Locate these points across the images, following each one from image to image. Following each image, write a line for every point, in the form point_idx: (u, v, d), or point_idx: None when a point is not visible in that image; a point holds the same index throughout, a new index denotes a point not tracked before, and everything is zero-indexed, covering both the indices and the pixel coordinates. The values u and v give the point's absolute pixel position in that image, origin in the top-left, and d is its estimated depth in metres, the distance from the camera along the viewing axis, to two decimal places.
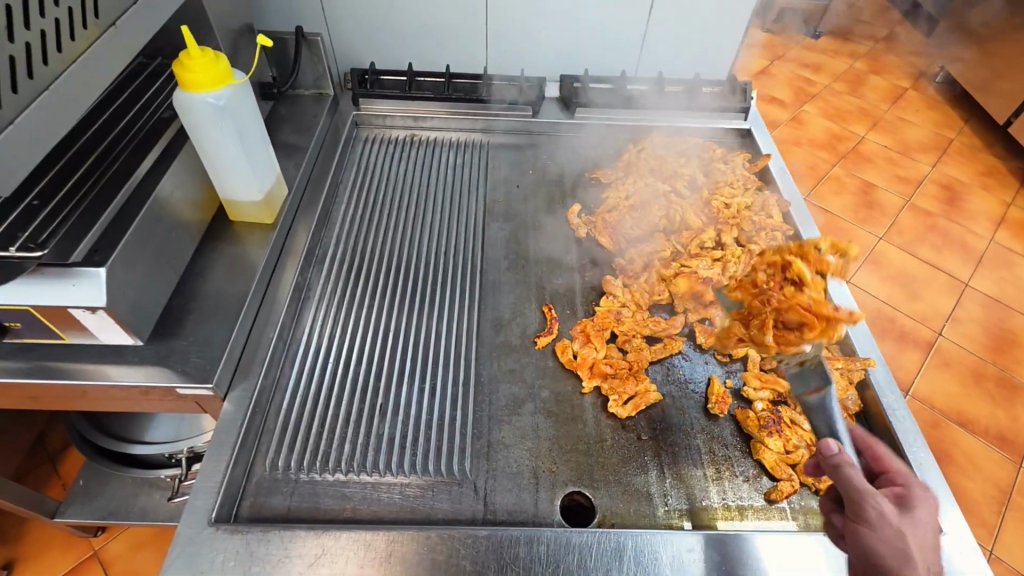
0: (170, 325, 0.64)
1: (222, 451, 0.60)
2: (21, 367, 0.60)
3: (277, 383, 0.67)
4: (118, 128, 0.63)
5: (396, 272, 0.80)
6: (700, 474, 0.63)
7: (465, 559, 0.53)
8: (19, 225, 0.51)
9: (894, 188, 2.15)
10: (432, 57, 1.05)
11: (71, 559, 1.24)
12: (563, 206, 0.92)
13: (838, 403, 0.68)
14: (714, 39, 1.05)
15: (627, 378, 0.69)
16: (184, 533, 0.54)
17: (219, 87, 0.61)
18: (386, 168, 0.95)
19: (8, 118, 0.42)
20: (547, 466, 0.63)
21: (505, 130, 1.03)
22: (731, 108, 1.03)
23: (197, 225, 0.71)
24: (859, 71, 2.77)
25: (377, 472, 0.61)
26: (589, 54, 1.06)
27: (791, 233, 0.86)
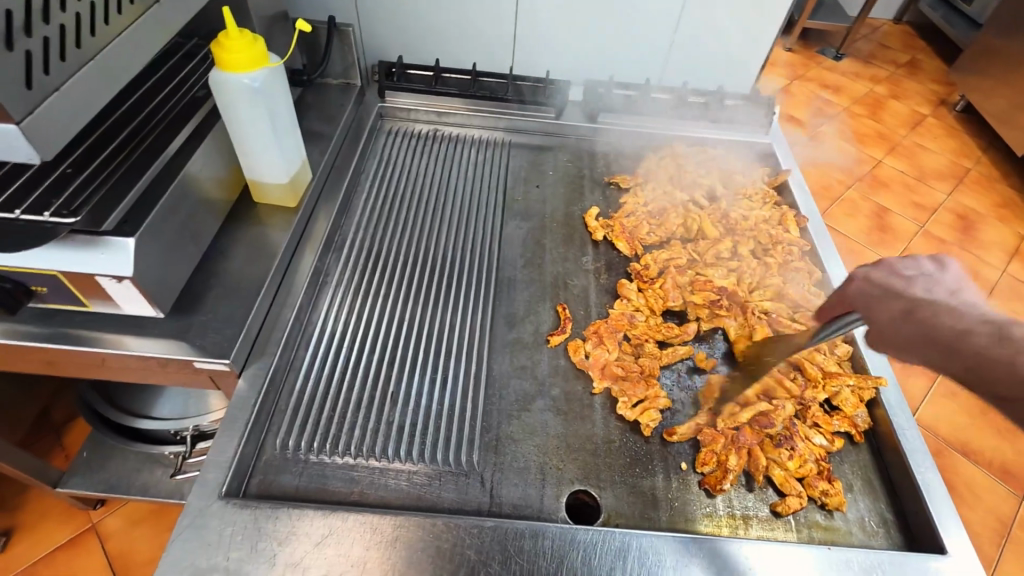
0: (191, 301, 0.65)
1: (235, 427, 0.60)
2: (42, 332, 0.61)
3: (291, 365, 0.68)
4: (153, 103, 0.64)
5: (413, 264, 0.81)
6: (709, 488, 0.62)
7: (469, 548, 0.54)
8: (53, 191, 0.52)
9: (909, 213, 2.14)
10: (459, 55, 1.06)
11: (69, 530, 1.25)
12: (581, 208, 0.92)
13: (848, 419, 0.68)
14: (740, 53, 1.05)
15: (639, 382, 0.69)
16: (194, 505, 0.54)
17: (255, 69, 0.62)
18: (407, 161, 0.96)
19: (54, 85, 0.43)
20: (554, 463, 0.63)
21: (528, 130, 1.03)
22: (754, 122, 1.03)
23: (223, 205, 0.72)
24: (880, 95, 2.76)
25: (385, 458, 0.62)
26: (614, 61, 1.07)
27: (808, 249, 0.86)
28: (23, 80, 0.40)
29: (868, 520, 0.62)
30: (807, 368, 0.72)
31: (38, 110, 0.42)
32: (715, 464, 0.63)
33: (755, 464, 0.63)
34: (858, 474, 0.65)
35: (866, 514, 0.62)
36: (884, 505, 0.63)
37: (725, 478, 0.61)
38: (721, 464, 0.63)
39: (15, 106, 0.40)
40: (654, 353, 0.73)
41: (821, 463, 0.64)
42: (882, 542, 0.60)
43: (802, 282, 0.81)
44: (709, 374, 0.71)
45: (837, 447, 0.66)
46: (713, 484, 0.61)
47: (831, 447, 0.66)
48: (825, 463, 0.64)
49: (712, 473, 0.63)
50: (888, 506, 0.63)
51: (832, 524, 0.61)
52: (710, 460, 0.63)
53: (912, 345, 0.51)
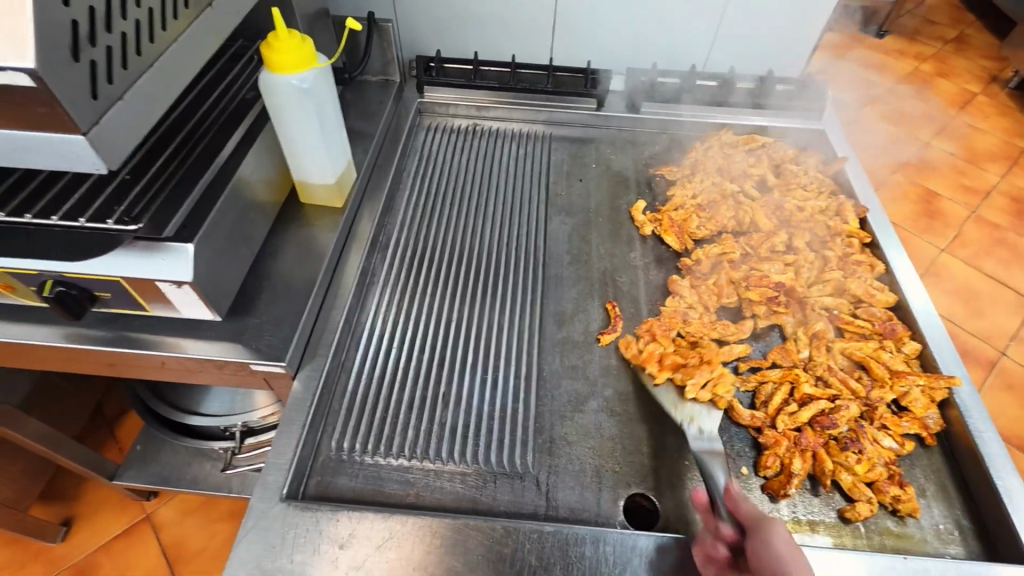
0: (245, 303, 0.66)
1: (292, 428, 0.61)
2: (105, 336, 0.62)
3: (343, 366, 0.68)
4: (204, 107, 0.65)
5: (459, 262, 0.80)
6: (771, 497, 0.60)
7: (529, 554, 0.53)
8: (115, 198, 0.53)
9: (960, 197, 2.04)
10: (497, 47, 1.04)
11: (124, 521, 1.30)
12: (626, 202, 0.90)
13: (918, 421, 0.65)
14: (789, 35, 1.01)
15: (702, 365, 0.67)
16: (257, 507, 0.55)
17: (304, 70, 0.61)
18: (448, 157, 0.95)
19: (117, 94, 0.43)
20: (610, 466, 0.62)
21: (568, 123, 1.01)
22: (805, 107, 0.99)
23: (272, 206, 0.72)
24: (927, 74, 2.64)
25: (439, 460, 0.61)
26: (656, 48, 1.03)
27: (867, 240, 0.82)
28: (90, 90, 0.40)
29: (943, 527, 0.59)
30: (871, 367, 0.69)
31: (104, 120, 0.42)
32: (778, 468, 0.60)
33: (820, 468, 0.61)
34: (930, 478, 0.62)
35: (941, 521, 0.59)
36: (959, 511, 0.60)
37: (789, 482, 0.59)
38: (785, 467, 0.60)
39: (83, 117, 0.40)
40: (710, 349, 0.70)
41: (891, 466, 0.61)
42: (958, 550, 0.57)
43: (863, 275, 0.77)
44: (767, 373, 0.69)
45: (907, 450, 0.63)
46: (776, 488, 0.59)
47: (902, 450, 0.63)
48: (895, 467, 0.61)
49: (775, 477, 0.60)
50: (965, 512, 0.60)
51: (904, 531, 0.58)
52: (773, 462, 0.61)
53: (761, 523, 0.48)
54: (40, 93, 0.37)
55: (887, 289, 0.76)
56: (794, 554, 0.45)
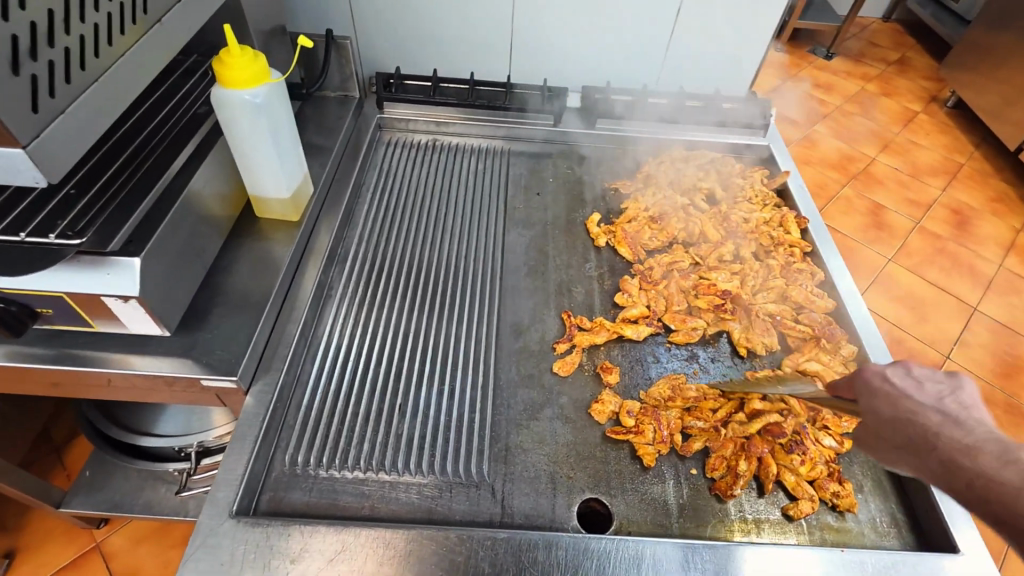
0: (196, 318, 0.65)
1: (244, 444, 0.60)
2: (49, 354, 0.60)
3: (298, 380, 0.68)
4: (156, 121, 0.65)
5: (417, 276, 0.81)
6: (717, 501, 0.62)
7: (483, 561, 0.54)
8: (60, 213, 0.53)
9: (905, 210, 2.15)
10: (457, 64, 1.06)
11: (72, 550, 1.24)
12: (582, 215, 0.93)
13: (856, 420, 0.68)
14: (733, 56, 1.06)
15: (656, 407, 0.68)
16: (206, 524, 0.54)
17: (257, 85, 0.62)
18: (408, 171, 0.96)
19: (60, 107, 0.43)
20: (564, 472, 0.63)
21: (526, 138, 1.04)
22: (751, 123, 1.04)
23: (225, 221, 0.72)
24: (872, 93, 2.79)
25: (395, 472, 0.61)
26: (611, 66, 1.07)
27: (809, 250, 0.87)
28: (29, 104, 0.40)
29: (879, 520, 0.62)
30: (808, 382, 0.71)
31: (45, 133, 0.42)
32: (726, 470, 0.63)
33: (765, 471, 0.63)
34: (867, 475, 0.65)
35: (878, 515, 0.62)
36: (894, 504, 0.63)
37: (736, 483, 0.61)
38: (731, 470, 0.63)
39: (22, 129, 0.40)
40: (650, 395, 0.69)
41: (831, 464, 0.64)
42: (894, 542, 0.60)
43: (805, 283, 0.81)
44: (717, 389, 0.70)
45: (846, 448, 0.66)
46: (723, 489, 0.61)
47: (841, 448, 0.66)
48: (835, 465, 0.64)
49: (722, 478, 0.62)
50: (899, 505, 0.63)
51: (844, 525, 0.61)
52: (720, 470, 0.63)
53: (906, 445, 0.49)
54: None
55: (827, 296, 0.80)
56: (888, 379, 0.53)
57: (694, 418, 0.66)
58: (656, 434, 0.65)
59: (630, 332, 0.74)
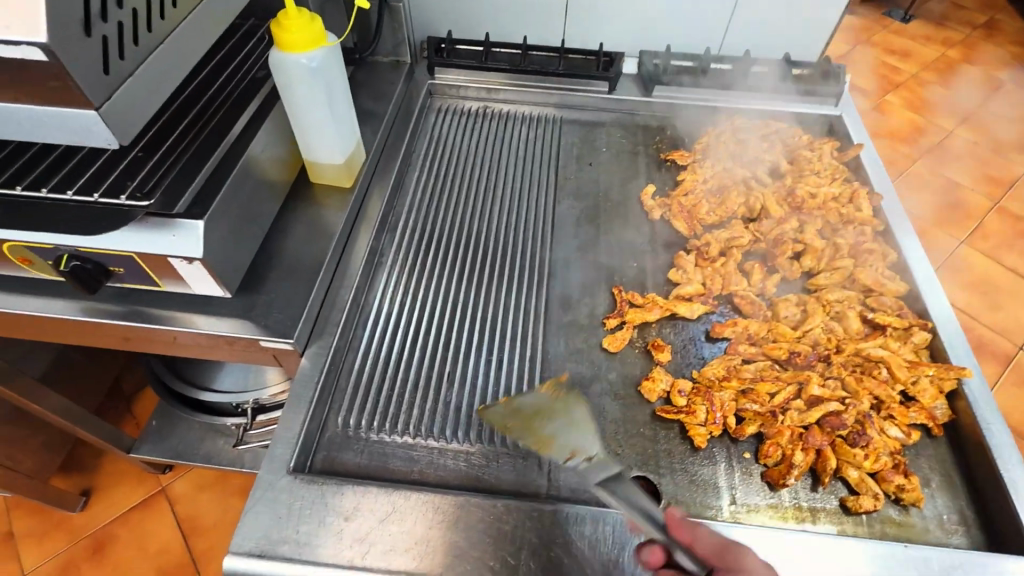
0: (255, 281, 0.67)
1: (300, 404, 0.62)
2: (120, 311, 0.63)
3: (350, 344, 0.69)
4: (216, 85, 0.65)
5: (467, 243, 0.80)
6: (768, 487, 0.60)
7: (530, 532, 0.54)
8: (129, 174, 0.54)
9: (984, 189, 1.99)
10: (510, 28, 1.03)
11: (141, 493, 1.34)
12: (636, 186, 0.89)
13: (926, 411, 0.64)
14: (808, 19, 0.98)
15: (708, 388, 0.66)
16: (266, 479, 0.56)
17: (313, 48, 0.61)
18: (458, 139, 0.95)
19: (128, 70, 0.44)
20: (612, 448, 0.62)
21: (580, 106, 1.00)
22: (823, 92, 0.96)
23: (282, 185, 0.73)
24: (953, 60, 2.56)
25: (443, 439, 0.62)
26: (671, 30, 1.01)
27: (881, 229, 0.81)
28: (101, 66, 0.41)
29: (946, 518, 0.58)
30: (873, 371, 0.67)
31: (115, 95, 0.43)
32: (781, 458, 0.60)
33: (822, 464, 0.60)
34: (935, 469, 0.62)
35: (945, 512, 0.59)
36: (963, 502, 0.60)
37: (790, 473, 0.59)
38: (786, 458, 0.60)
39: (94, 91, 0.41)
40: (702, 374, 0.67)
41: (896, 456, 0.61)
42: (961, 540, 0.57)
43: (875, 265, 0.76)
44: (775, 373, 0.67)
45: (913, 440, 0.62)
46: (776, 477, 0.59)
47: (907, 440, 0.62)
48: (901, 456, 0.61)
49: (775, 466, 0.60)
50: (969, 502, 0.59)
51: (907, 520, 0.58)
52: (773, 457, 0.60)
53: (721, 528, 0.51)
54: (53, 67, 0.38)
55: (898, 278, 0.75)
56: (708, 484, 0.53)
57: (746, 403, 0.64)
58: (708, 415, 0.63)
59: (687, 311, 0.72)
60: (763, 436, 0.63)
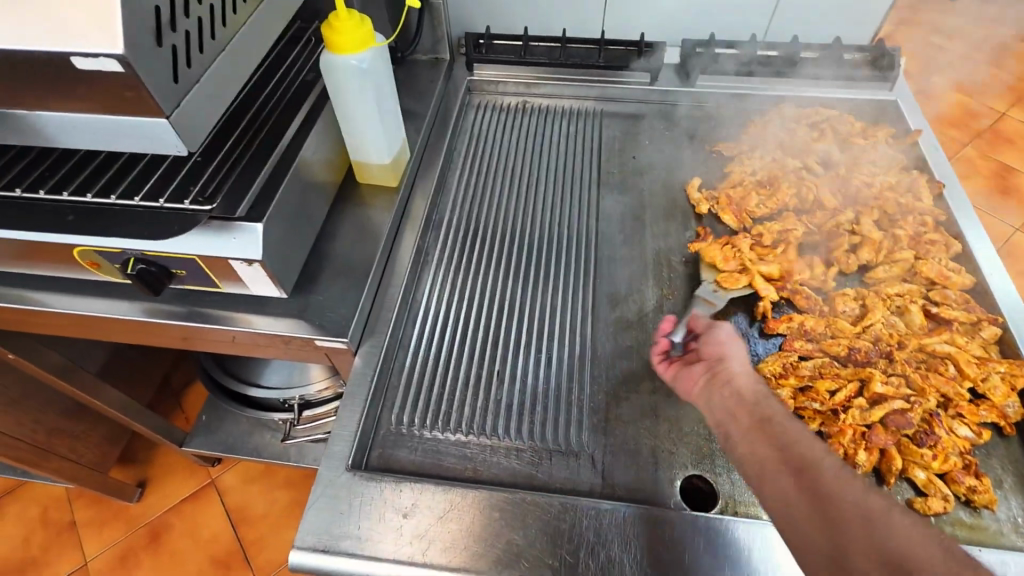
0: (308, 280, 0.68)
1: (355, 402, 0.63)
2: (182, 311, 0.66)
3: (400, 343, 0.70)
4: (269, 89, 0.66)
5: (511, 239, 0.80)
6: None
7: (587, 531, 0.54)
8: (191, 179, 0.56)
9: None
10: (549, 21, 1.02)
11: (192, 484, 1.38)
12: (681, 179, 0.88)
13: (997, 409, 0.61)
14: (860, 1, 0.94)
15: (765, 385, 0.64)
16: (325, 475, 0.57)
17: (363, 49, 0.62)
18: (498, 135, 0.94)
19: (195, 77, 0.45)
20: (666, 446, 0.61)
21: (621, 99, 0.99)
22: (877, 76, 0.92)
23: (331, 186, 0.74)
24: (1006, 38, 2.43)
25: (495, 437, 0.62)
26: (715, 17, 0.99)
27: (943, 219, 0.78)
28: (171, 75, 0.42)
29: (1023, 521, 0.56)
30: (939, 368, 0.64)
31: (183, 102, 0.44)
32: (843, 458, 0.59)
33: (887, 465, 0.58)
34: (1008, 470, 0.59)
35: (1021, 515, 0.56)
36: None
37: None
38: (848, 458, 0.59)
39: (165, 100, 0.42)
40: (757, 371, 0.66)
41: (967, 457, 0.59)
42: None
43: (938, 256, 0.73)
44: (834, 370, 0.65)
45: (983, 440, 0.60)
46: None
47: (978, 440, 0.60)
48: (971, 457, 0.59)
49: None
50: None
51: (979, 523, 0.56)
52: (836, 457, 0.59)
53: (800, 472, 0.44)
54: (127, 78, 0.39)
55: (963, 270, 0.72)
56: (733, 349, 0.57)
57: (804, 401, 0.62)
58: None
59: (759, 287, 0.71)
60: (823, 435, 0.61)
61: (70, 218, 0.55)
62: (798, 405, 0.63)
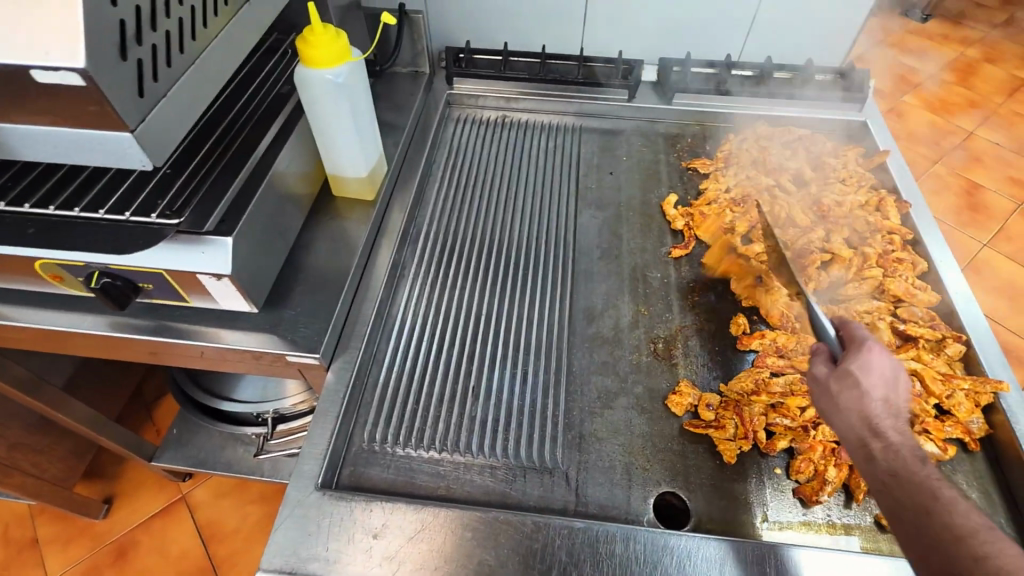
0: (280, 294, 0.67)
1: (326, 419, 0.62)
2: (149, 325, 0.64)
3: (374, 358, 0.69)
4: (242, 100, 0.66)
5: (489, 254, 0.80)
6: (801, 505, 0.59)
7: (559, 550, 0.53)
8: (159, 192, 0.55)
9: (1008, 191, 1.95)
10: (528, 36, 1.03)
11: (162, 500, 1.35)
12: (657, 195, 0.89)
13: (962, 425, 0.62)
14: (831, 24, 0.97)
15: (738, 402, 0.65)
16: (293, 495, 0.56)
17: (339, 64, 0.61)
18: (477, 149, 0.94)
19: (162, 91, 0.45)
20: (640, 463, 0.61)
21: (599, 114, 1.00)
22: (847, 97, 0.95)
23: (306, 199, 0.73)
24: (973, 59, 2.51)
25: (469, 454, 0.62)
26: (692, 36, 1.00)
27: (910, 237, 0.79)
28: (136, 89, 0.42)
29: None
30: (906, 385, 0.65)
31: (149, 117, 0.43)
32: (813, 474, 0.59)
33: (856, 480, 0.59)
34: (973, 485, 0.60)
35: None
36: (1003, 519, 0.58)
37: (823, 489, 0.58)
38: (819, 475, 0.59)
39: (130, 114, 0.42)
40: (731, 387, 0.67)
41: None
42: None
43: (905, 274, 0.75)
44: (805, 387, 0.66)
45: (949, 456, 0.61)
46: (808, 494, 0.58)
47: (944, 456, 0.61)
48: None
49: (808, 482, 0.59)
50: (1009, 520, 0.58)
51: None
52: (806, 474, 0.59)
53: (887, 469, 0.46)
54: (90, 92, 0.39)
55: (930, 288, 0.74)
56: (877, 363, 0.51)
57: (775, 417, 0.63)
58: (737, 430, 0.62)
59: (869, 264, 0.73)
60: (794, 451, 0.62)
61: (30, 231, 0.53)
62: (770, 422, 0.63)
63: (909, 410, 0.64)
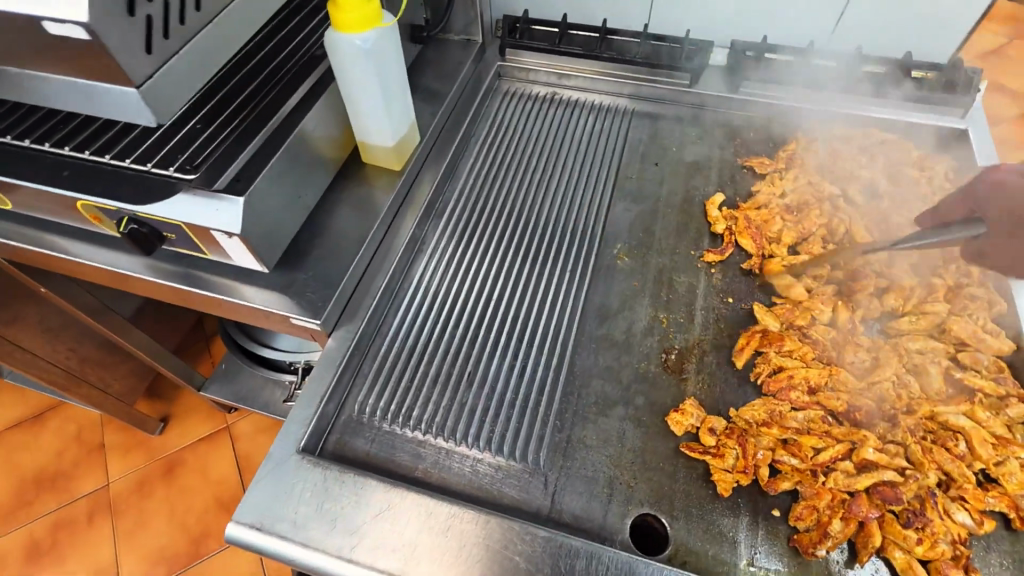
0: (295, 257, 0.68)
1: (320, 385, 0.63)
2: (175, 272, 0.67)
3: (378, 330, 0.69)
4: (278, 60, 0.66)
5: (511, 237, 0.77)
6: (796, 555, 0.54)
7: (519, 554, 0.52)
8: (181, 146, 0.57)
9: None
10: (592, 9, 0.97)
11: (209, 426, 1.46)
12: (703, 193, 0.82)
13: (1007, 498, 0.55)
14: (942, 13, 0.83)
15: (745, 432, 0.60)
16: (276, 454, 0.58)
17: (367, 29, 0.60)
18: (520, 126, 0.91)
19: (173, 48, 0.45)
20: (624, 478, 0.58)
21: (656, 99, 0.93)
22: (947, 101, 0.82)
23: (334, 163, 0.73)
24: None
25: (454, 440, 0.61)
26: (773, 17, 0.90)
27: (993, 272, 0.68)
28: (143, 45, 0.42)
29: None
30: (948, 443, 0.57)
31: (157, 74, 0.44)
32: (814, 524, 0.54)
33: (864, 540, 0.53)
34: (1007, 569, 0.52)
35: None
36: None
37: (822, 543, 0.53)
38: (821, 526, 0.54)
39: (135, 71, 0.42)
40: (741, 414, 0.61)
41: (958, 546, 0.52)
42: None
43: (975, 315, 0.65)
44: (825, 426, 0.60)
45: (983, 531, 0.53)
46: (805, 544, 0.53)
47: (977, 530, 0.53)
48: (964, 547, 0.52)
49: (807, 531, 0.54)
50: None
51: None
52: (806, 522, 0.54)
53: None
54: (93, 45, 0.39)
55: (1004, 334, 0.64)
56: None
57: (784, 454, 0.58)
58: (737, 462, 0.58)
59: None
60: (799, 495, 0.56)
61: (65, 173, 0.57)
62: (777, 459, 0.58)
63: (943, 472, 0.56)
